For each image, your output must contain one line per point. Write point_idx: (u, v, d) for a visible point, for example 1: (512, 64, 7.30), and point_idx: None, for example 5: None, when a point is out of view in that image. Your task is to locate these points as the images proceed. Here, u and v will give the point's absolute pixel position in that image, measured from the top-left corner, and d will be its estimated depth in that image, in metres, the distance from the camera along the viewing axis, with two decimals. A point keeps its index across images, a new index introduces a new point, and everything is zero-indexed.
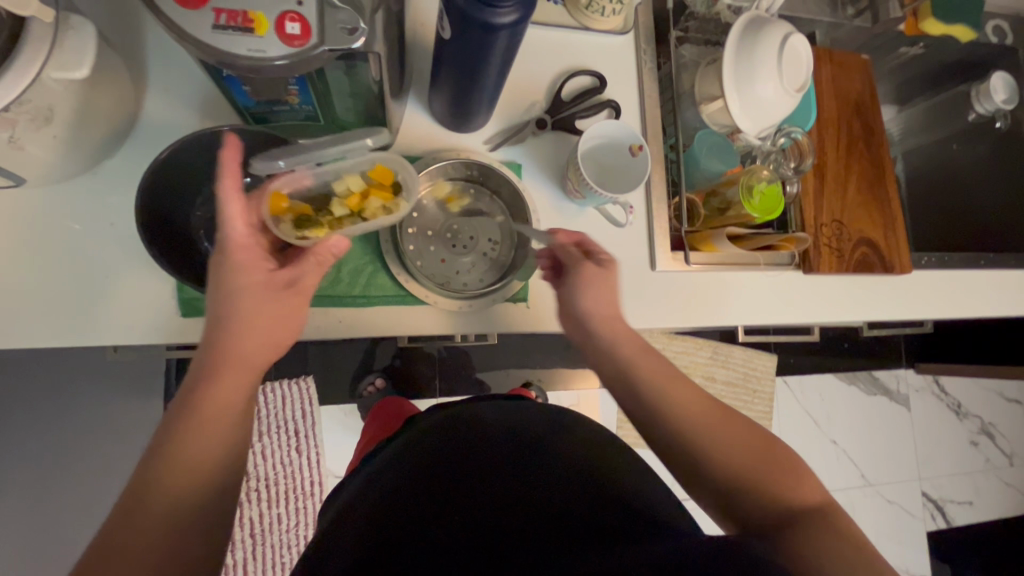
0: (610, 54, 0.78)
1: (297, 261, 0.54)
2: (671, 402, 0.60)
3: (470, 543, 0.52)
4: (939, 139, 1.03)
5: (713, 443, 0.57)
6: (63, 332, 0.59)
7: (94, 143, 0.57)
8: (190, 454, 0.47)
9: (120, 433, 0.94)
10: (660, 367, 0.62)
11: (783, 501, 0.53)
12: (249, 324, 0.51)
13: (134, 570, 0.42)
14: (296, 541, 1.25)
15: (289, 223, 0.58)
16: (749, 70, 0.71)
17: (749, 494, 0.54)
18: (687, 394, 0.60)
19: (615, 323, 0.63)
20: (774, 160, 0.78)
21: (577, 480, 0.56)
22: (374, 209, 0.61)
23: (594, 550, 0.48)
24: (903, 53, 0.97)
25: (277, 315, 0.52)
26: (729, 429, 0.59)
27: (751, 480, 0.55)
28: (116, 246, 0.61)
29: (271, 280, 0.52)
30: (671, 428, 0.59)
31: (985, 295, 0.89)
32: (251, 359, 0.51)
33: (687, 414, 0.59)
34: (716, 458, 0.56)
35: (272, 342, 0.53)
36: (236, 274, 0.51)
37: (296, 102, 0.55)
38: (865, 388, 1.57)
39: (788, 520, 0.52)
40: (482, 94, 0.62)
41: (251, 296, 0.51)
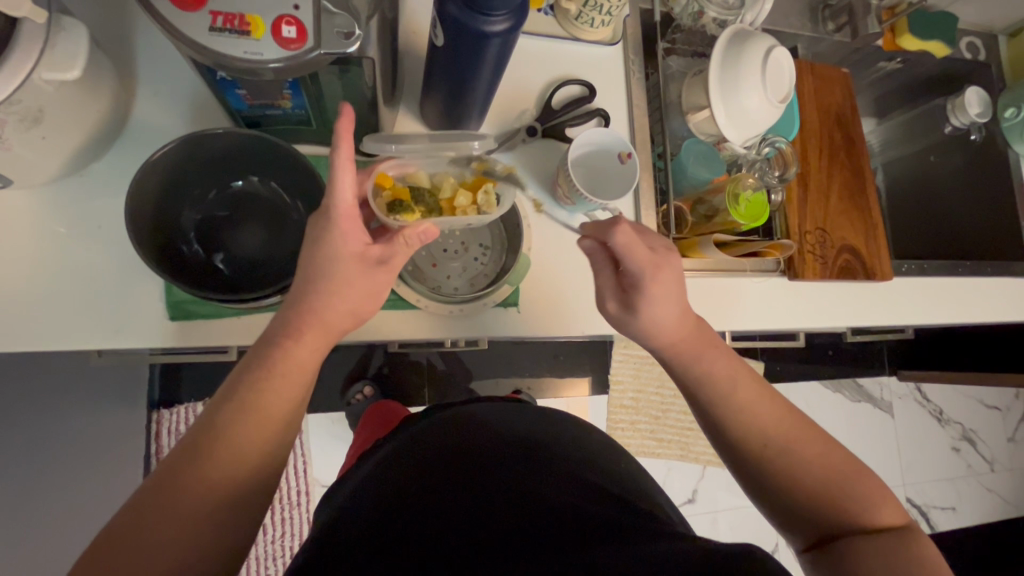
0: (599, 63, 0.80)
1: (389, 240, 0.53)
2: (743, 406, 0.59)
3: (492, 524, 0.51)
4: (916, 152, 1.08)
5: (745, 411, 0.58)
6: (45, 335, 0.58)
7: (85, 145, 0.56)
8: (264, 409, 0.48)
9: (100, 440, 0.92)
10: (734, 369, 0.61)
11: (812, 476, 0.54)
12: (332, 291, 0.52)
13: (182, 514, 0.42)
14: (281, 552, 1.23)
15: (386, 202, 0.59)
16: (735, 81, 0.73)
17: (776, 467, 0.56)
18: (757, 396, 0.59)
19: (669, 319, 0.60)
20: (759, 169, 0.79)
21: (609, 497, 0.55)
22: (462, 207, 0.61)
23: (618, 539, 0.48)
24: (882, 68, 1.01)
25: (365, 287, 0.53)
26: (803, 438, 0.57)
27: (818, 499, 0.53)
28: (102, 249, 0.60)
29: (365, 254, 0.52)
30: (735, 433, 0.58)
31: (963, 303, 0.91)
32: (332, 323, 0.53)
33: (757, 418, 0.58)
34: (789, 471, 0.55)
35: (353, 312, 0.54)
36: (336, 242, 0.51)
37: (289, 105, 0.55)
38: (850, 396, 1.60)
39: (821, 492, 0.53)
40: (474, 101, 0.63)
41: (343, 265, 0.52)
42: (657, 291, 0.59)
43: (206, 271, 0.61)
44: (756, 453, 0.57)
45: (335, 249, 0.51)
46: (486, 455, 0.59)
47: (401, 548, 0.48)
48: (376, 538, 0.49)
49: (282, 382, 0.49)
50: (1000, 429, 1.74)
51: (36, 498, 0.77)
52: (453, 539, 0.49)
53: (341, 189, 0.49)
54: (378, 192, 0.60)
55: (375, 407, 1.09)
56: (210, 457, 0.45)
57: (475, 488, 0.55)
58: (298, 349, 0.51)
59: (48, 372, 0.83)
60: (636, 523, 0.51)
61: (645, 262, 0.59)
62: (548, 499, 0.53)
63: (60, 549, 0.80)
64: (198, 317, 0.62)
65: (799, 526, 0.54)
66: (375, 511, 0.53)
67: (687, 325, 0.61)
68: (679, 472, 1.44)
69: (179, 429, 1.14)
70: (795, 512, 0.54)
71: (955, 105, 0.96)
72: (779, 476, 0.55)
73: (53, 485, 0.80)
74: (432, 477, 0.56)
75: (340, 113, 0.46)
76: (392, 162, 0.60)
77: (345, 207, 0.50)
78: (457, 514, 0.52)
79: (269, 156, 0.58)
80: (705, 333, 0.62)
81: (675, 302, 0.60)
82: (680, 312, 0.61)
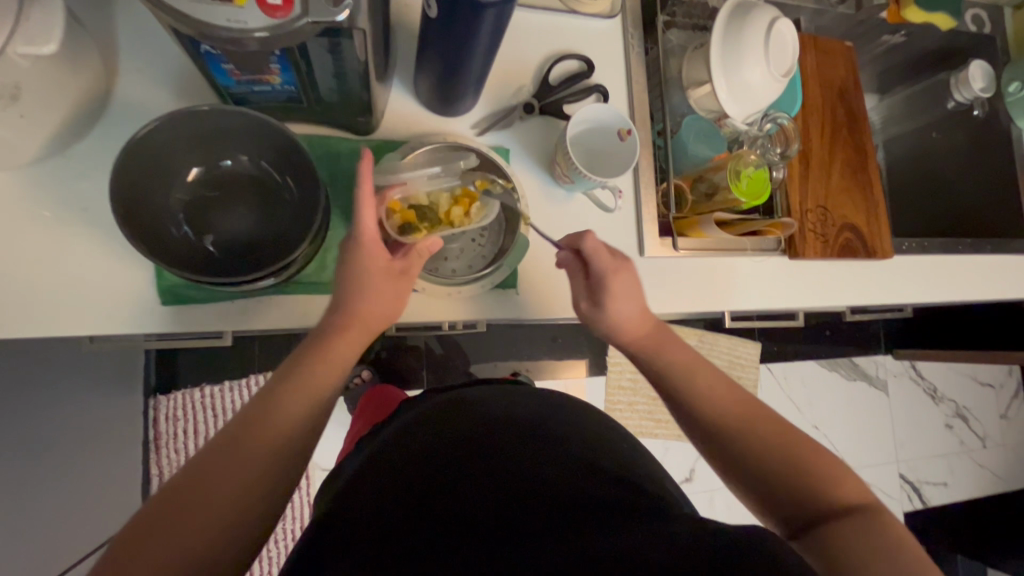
0: (598, 37, 0.77)
1: (406, 253, 0.61)
2: (708, 399, 0.64)
3: (490, 511, 0.50)
4: (919, 129, 1.06)
5: (710, 400, 0.63)
6: (33, 321, 0.57)
7: (66, 124, 0.55)
8: (290, 400, 0.53)
9: (96, 426, 0.91)
10: (700, 370, 0.66)
11: (781, 457, 0.57)
12: (361, 298, 0.59)
13: (213, 498, 0.45)
14: (282, 535, 1.23)
15: (396, 223, 0.64)
16: (737, 55, 0.71)
17: (747, 449, 0.59)
18: (719, 386, 0.65)
19: (631, 314, 0.67)
20: (761, 145, 0.79)
21: (616, 479, 0.55)
22: (459, 217, 0.66)
23: (622, 522, 0.48)
24: (886, 42, 0.99)
25: (391, 292, 0.60)
26: (766, 424, 0.61)
27: (793, 483, 0.55)
28: (90, 232, 0.59)
29: (389, 267, 0.60)
30: (707, 423, 0.62)
31: (963, 280, 0.91)
32: (371, 322, 0.60)
33: (726, 410, 0.62)
34: (761, 452, 0.58)
35: (384, 317, 0.61)
36: (365, 258, 0.58)
37: (278, 82, 0.53)
38: (846, 374, 1.61)
39: (795, 470, 0.56)
40: (470, 76, 0.61)
41: (373, 276, 0.59)
42: (620, 289, 0.66)
43: (195, 253, 0.59)
44: (727, 436, 0.61)
45: (365, 264, 0.59)
46: (486, 436, 0.59)
47: (401, 532, 0.48)
48: (375, 522, 0.49)
49: (318, 375, 0.55)
50: (993, 406, 1.76)
51: (35, 485, 0.77)
52: (452, 523, 0.49)
53: (367, 217, 0.57)
54: (389, 215, 0.64)
55: (374, 390, 1.09)
56: (250, 442, 0.49)
57: (475, 470, 0.55)
58: (337, 347, 0.57)
59: (39, 360, 0.82)
60: (647, 505, 0.51)
61: (608, 262, 0.65)
62: (549, 482, 0.54)
63: (61, 536, 0.79)
64: (189, 301, 0.60)
65: (778, 509, 0.55)
66: (375, 493, 0.53)
67: (646, 331, 0.68)
68: (677, 451, 1.45)
69: (177, 414, 1.14)
70: (773, 497, 0.56)
71: (958, 79, 0.94)
72: (751, 463, 0.58)
73: (51, 471, 0.80)
74: (432, 459, 0.56)
75: (361, 157, 0.56)
76: (398, 189, 0.62)
77: (370, 232, 0.58)
78: (457, 498, 0.52)
79: (258, 134, 0.56)
80: (666, 338, 0.69)
81: (635, 300, 0.67)
82: (639, 314, 0.68)
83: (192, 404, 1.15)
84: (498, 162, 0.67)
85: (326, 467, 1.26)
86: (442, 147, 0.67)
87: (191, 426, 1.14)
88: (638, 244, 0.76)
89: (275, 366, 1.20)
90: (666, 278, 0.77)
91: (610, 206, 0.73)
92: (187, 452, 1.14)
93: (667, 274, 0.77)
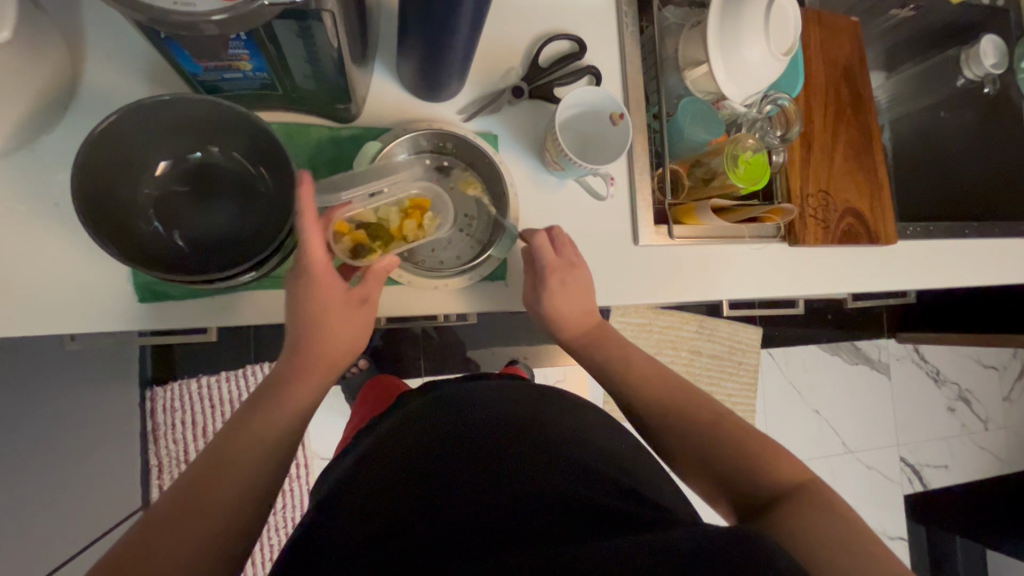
0: (590, 16, 0.74)
1: (362, 281, 0.58)
2: (654, 393, 0.65)
3: (480, 510, 0.49)
4: (929, 106, 1.01)
5: (661, 397, 0.64)
6: (8, 321, 0.55)
7: (29, 116, 0.52)
8: (266, 422, 0.54)
9: (88, 421, 0.90)
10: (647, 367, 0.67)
11: (733, 445, 0.57)
12: (322, 329, 0.58)
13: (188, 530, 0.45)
14: (283, 524, 1.23)
15: (347, 244, 0.61)
16: (734, 33, 0.68)
17: (702, 441, 0.59)
18: (667, 382, 0.65)
19: (572, 312, 0.67)
20: (760, 128, 0.75)
21: (607, 481, 0.54)
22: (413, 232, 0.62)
23: (612, 528, 0.47)
24: (895, 15, 0.94)
25: (350, 325, 0.59)
26: (711, 414, 0.61)
27: (740, 469, 0.55)
28: (62, 228, 0.57)
29: (348, 297, 0.58)
30: (661, 418, 0.62)
31: (968, 265, 0.88)
32: (343, 353, 0.60)
33: (673, 402, 0.64)
34: (715, 441, 0.58)
35: (347, 347, 0.60)
36: (321, 291, 0.57)
37: (248, 68, 0.51)
38: (847, 358, 1.59)
39: (749, 456, 0.56)
40: (453, 60, 0.58)
41: (333, 312, 0.58)
42: (568, 292, 0.66)
43: (167, 250, 0.57)
44: (678, 431, 0.61)
45: (325, 298, 0.57)
46: (478, 435, 0.58)
47: (393, 532, 0.47)
48: (366, 522, 0.48)
49: (293, 397, 0.57)
50: (996, 388, 1.74)
51: (27, 480, 0.76)
52: (442, 532, 0.47)
53: (317, 250, 0.55)
54: (338, 237, 0.60)
55: (369, 381, 1.08)
56: (216, 482, 0.49)
57: (464, 478, 0.53)
58: (299, 387, 0.58)
59: (26, 355, 0.81)
60: (633, 508, 0.50)
61: (561, 261, 0.65)
62: (539, 486, 0.52)
63: (58, 531, 0.80)
64: (167, 298, 0.59)
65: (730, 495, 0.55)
66: (361, 506, 0.50)
67: (590, 326, 0.70)
68: None
69: (174, 406, 1.13)
70: (732, 485, 0.55)
71: (968, 55, 0.92)
72: (708, 455, 0.58)
73: (44, 466, 0.79)
74: (424, 455, 0.55)
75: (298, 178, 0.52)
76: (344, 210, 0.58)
77: (321, 264, 0.56)
78: (446, 507, 0.50)
79: (230, 125, 0.54)
80: (610, 336, 0.71)
81: (576, 300, 0.67)
82: (586, 313, 0.68)
83: (189, 396, 1.14)
84: (485, 150, 0.66)
85: (325, 456, 1.26)
86: (427, 134, 0.65)
87: (188, 417, 1.14)
88: (632, 232, 0.74)
89: (270, 357, 1.19)
90: (662, 267, 0.75)
91: (602, 193, 0.71)
92: (185, 443, 1.14)
93: (662, 263, 0.75)
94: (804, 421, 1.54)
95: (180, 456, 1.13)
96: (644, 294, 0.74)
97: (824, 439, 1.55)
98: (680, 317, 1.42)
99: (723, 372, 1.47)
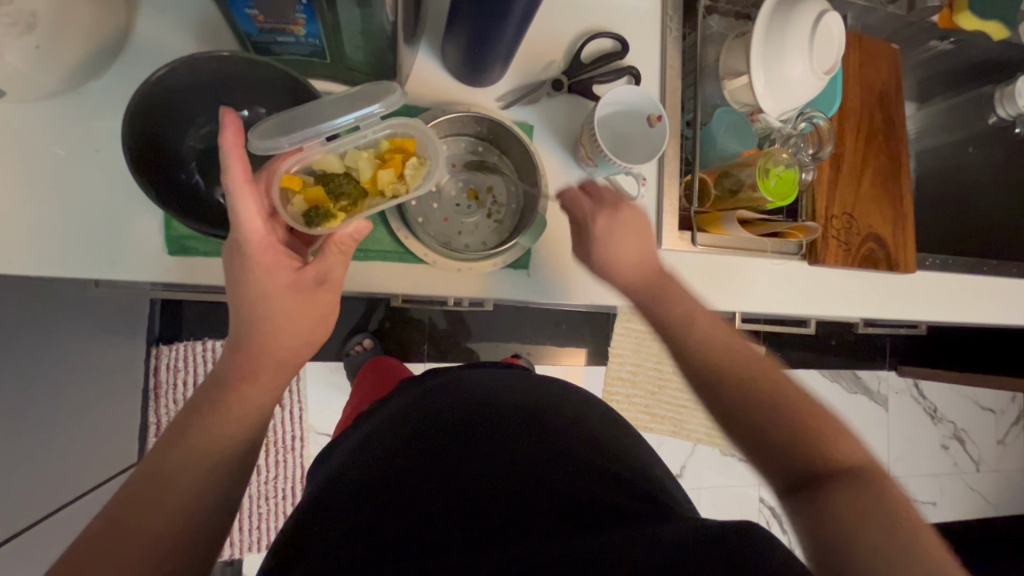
0: (635, 18, 0.74)
1: (322, 256, 0.55)
2: (721, 353, 0.62)
3: (473, 498, 0.50)
4: (954, 142, 1.02)
5: (714, 360, 0.61)
6: (37, 260, 0.56)
7: (81, 61, 0.53)
8: (226, 407, 0.53)
9: (92, 371, 0.90)
10: (720, 332, 0.64)
11: (792, 419, 0.55)
12: (273, 313, 0.54)
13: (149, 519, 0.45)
14: (274, 493, 1.23)
15: (302, 205, 0.57)
16: (778, 49, 0.68)
17: (763, 412, 0.56)
18: (723, 344, 0.63)
19: (628, 254, 0.66)
20: (794, 144, 0.76)
21: (598, 475, 0.54)
22: (386, 182, 0.58)
23: (598, 527, 0.46)
24: (932, 48, 0.93)
25: (308, 310, 0.56)
26: (772, 386, 0.58)
27: (803, 450, 0.53)
28: (100, 175, 0.58)
29: (298, 280, 0.54)
30: (712, 378, 0.61)
31: (982, 303, 0.88)
32: (312, 332, 0.57)
33: (744, 365, 0.61)
34: (775, 414, 0.56)
35: (302, 332, 0.56)
36: (261, 276, 0.53)
37: (302, 33, 0.52)
38: (847, 386, 1.59)
39: (808, 433, 0.54)
40: (500, 47, 0.58)
41: (284, 296, 0.54)
42: (614, 230, 0.66)
43: (203, 204, 0.59)
44: (732, 395, 0.59)
45: (271, 282, 0.53)
46: (478, 425, 0.58)
47: (392, 511, 0.48)
48: (368, 498, 0.49)
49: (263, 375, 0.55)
50: (992, 431, 1.74)
51: (39, 423, 0.77)
52: (436, 512, 0.48)
53: (250, 223, 0.50)
54: (289, 196, 0.57)
55: (372, 362, 1.08)
56: (161, 493, 0.47)
57: (459, 468, 0.53)
58: (263, 368, 0.55)
59: (48, 300, 0.81)
60: (622, 500, 0.51)
61: (593, 204, 0.67)
62: (526, 477, 0.52)
63: (57, 476, 0.80)
64: (196, 253, 0.60)
65: (775, 473, 0.54)
66: (357, 493, 0.50)
67: (651, 271, 0.67)
68: (669, 446, 1.45)
69: (178, 366, 1.14)
70: (788, 462, 0.53)
71: (1005, 93, 0.93)
72: (764, 425, 0.56)
73: (51, 410, 0.79)
74: (424, 440, 0.56)
75: (223, 117, 0.48)
76: (293, 159, 0.56)
77: (257, 237, 0.52)
78: (439, 488, 0.51)
79: (279, 89, 0.55)
80: (678, 290, 0.66)
81: (625, 244, 0.66)
82: (642, 256, 0.67)
83: (194, 357, 1.15)
84: (520, 136, 0.67)
85: (321, 431, 1.26)
86: (465, 117, 0.67)
87: (191, 378, 1.15)
88: (655, 236, 0.74)
89: None
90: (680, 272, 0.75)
91: (632, 193, 0.72)
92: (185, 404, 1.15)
93: (681, 268, 0.75)
94: None
95: None
96: None
97: None
98: None
99: None
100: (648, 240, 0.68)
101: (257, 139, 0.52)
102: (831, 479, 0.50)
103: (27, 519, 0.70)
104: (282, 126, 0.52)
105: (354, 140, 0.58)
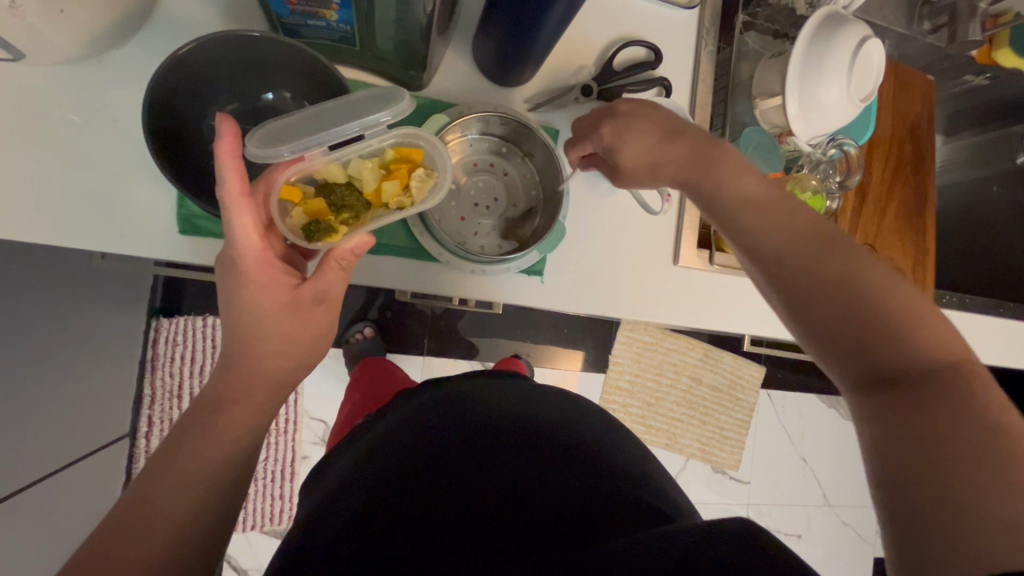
0: (671, 28, 0.73)
1: (322, 269, 0.52)
2: (786, 227, 0.51)
3: (472, 518, 0.48)
4: (976, 181, 1.01)
5: (769, 230, 0.51)
6: (48, 229, 0.55)
7: (106, 27, 0.52)
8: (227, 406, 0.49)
9: (89, 338, 0.88)
10: (783, 209, 0.52)
11: (871, 301, 0.46)
12: (265, 326, 0.50)
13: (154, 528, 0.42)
14: (262, 474, 1.22)
15: (302, 218, 0.54)
16: (816, 71, 0.66)
17: (837, 281, 0.47)
18: (781, 216, 0.52)
19: (653, 150, 0.56)
20: (822, 171, 0.75)
21: (592, 480, 0.52)
22: (392, 195, 0.55)
23: (594, 539, 0.45)
24: (966, 82, 0.92)
25: (303, 327, 0.52)
26: (846, 258, 0.48)
27: (882, 339, 0.45)
28: (117, 145, 0.56)
29: (296, 296, 0.51)
30: (771, 259, 0.50)
31: (997, 345, 0.87)
32: (309, 347, 0.54)
33: (794, 224, 0.51)
34: (855, 291, 0.47)
35: (300, 347, 0.53)
36: (253, 292, 0.49)
37: (334, 18, 0.52)
38: (844, 414, 1.58)
39: (888, 316, 0.45)
40: (533, 47, 0.57)
41: (279, 314, 0.50)
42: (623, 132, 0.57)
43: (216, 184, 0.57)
44: (791, 264, 0.49)
45: (265, 299, 0.50)
46: (468, 437, 0.56)
47: (390, 533, 0.46)
48: (361, 521, 0.47)
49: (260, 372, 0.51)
50: None
51: (35, 388, 0.75)
52: (438, 536, 0.46)
53: (245, 240, 0.47)
54: (289, 208, 0.54)
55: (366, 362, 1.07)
56: (160, 502, 0.43)
57: (454, 485, 0.51)
58: (266, 374, 0.51)
59: (52, 264, 0.79)
60: (618, 502, 0.50)
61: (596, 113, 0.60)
62: (520, 492, 0.51)
63: (48, 444, 0.78)
64: (207, 234, 0.58)
65: (858, 363, 0.46)
66: (352, 514, 0.48)
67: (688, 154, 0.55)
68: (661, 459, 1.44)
69: (176, 339, 1.13)
70: (869, 356, 0.45)
71: None
72: (837, 308, 0.47)
73: (48, 376, 0.78)
74: (415, 456, 0.54)
75: (219, 127, 0.45)
76: (293, 168, 0.53)
77: (253, 254, 0.48)
78: (439, 508, 0.49)
79: (304, 72, 0.54)
80: (724, 154, 0.55)
81: (642, 141, 0.56)
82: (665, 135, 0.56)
83: (193, 332, 1.14)
84: (545, 139, 0.65)
85: (315, 416, 1.25)
86: (491, 116, 0.65)
87: (188, 353, 1.14)
88: (673, 251, 0.73)
89: None
90: (694, 291, 0.74)
91: (656, 210, 0.70)
92: (181, 378, 1.13)
93: (696, 287, 0.74)
94: (789, 468, 1.53)
95: (174, 390, 1.13)
96: (672, 316, 0.73)
97: (807, 488, 1.55)
98: (686, 341, 1.41)
99: (719, 404, 1.47)
100: (667, 113, 0.58)
101: (254, 146, 0.50)
102: (920, 379, 0.43)
103: (17, 485, 0.69)
104: (282, 135, 0.51)
105: (358, 150, 0.56)
